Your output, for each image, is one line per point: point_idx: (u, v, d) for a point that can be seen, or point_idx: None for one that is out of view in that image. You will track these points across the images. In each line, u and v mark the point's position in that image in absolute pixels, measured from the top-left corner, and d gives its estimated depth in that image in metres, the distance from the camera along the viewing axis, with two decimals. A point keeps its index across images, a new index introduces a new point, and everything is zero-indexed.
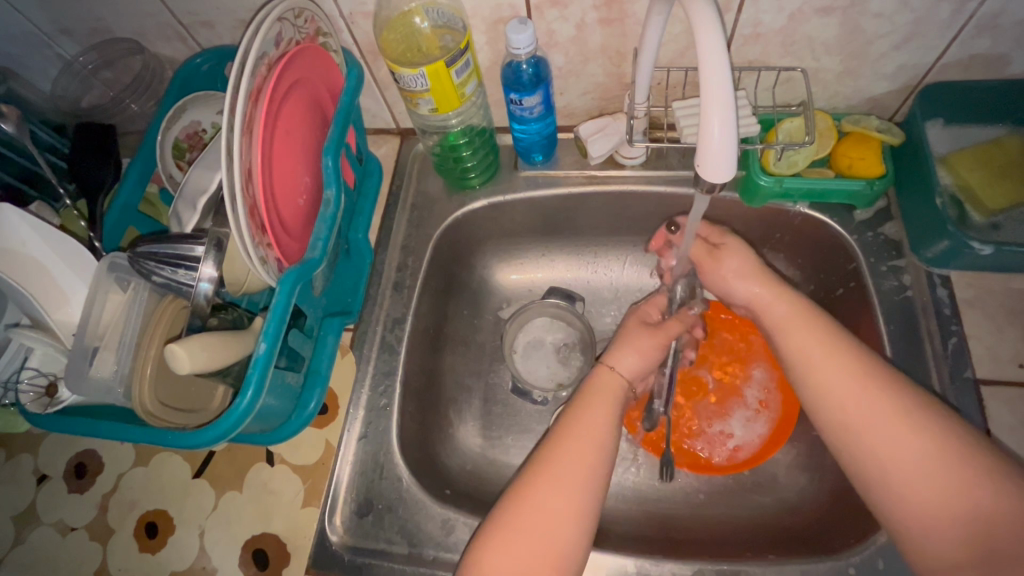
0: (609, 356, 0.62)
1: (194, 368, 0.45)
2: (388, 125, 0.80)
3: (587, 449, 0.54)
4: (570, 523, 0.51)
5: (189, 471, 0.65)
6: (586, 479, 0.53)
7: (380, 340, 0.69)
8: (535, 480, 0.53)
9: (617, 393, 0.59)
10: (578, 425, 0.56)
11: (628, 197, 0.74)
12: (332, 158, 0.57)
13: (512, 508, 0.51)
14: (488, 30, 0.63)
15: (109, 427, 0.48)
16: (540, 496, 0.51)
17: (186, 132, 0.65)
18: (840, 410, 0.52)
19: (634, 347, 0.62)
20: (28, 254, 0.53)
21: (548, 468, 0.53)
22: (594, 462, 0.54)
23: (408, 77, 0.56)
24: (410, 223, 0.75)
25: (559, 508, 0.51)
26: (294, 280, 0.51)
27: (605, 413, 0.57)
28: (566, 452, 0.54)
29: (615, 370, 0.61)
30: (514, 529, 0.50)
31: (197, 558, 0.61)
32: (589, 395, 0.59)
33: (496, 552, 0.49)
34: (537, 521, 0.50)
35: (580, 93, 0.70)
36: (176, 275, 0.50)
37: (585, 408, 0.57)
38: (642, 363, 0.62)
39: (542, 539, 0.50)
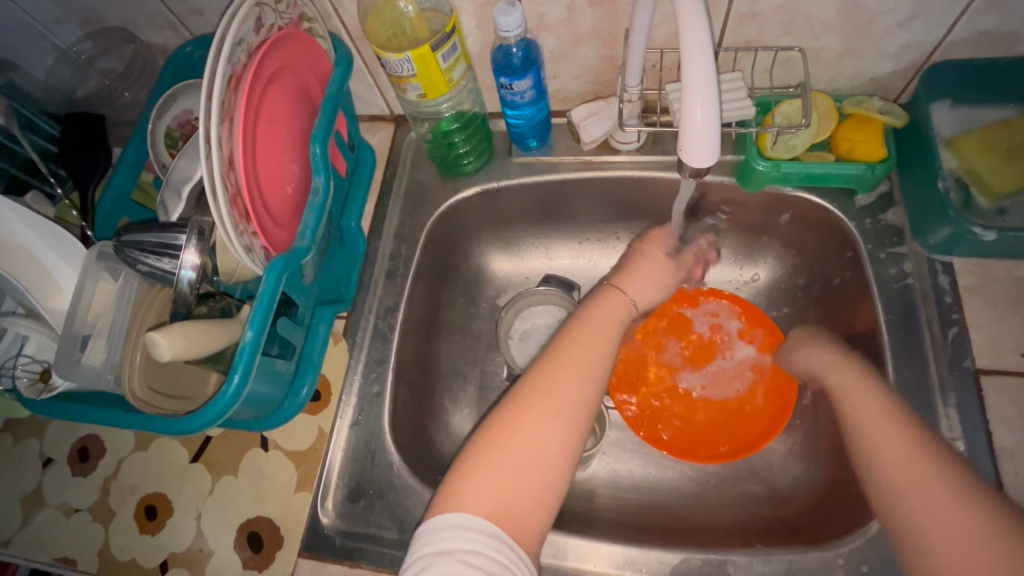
0: (619, 279, 0.62)
1: (176, 355, 0.46)
2: (381, 112, 0.79)
3: (584, 373, 0.53)
4: (556, 452, 0.49)
5: (187, 455, 0.66)
6: (582, 405, 0.52)
7: (373, 328, 0.69)
8: (528, 405, 0.51)
9: (621, 319, 0.59)
10: (577, 351, 0.55)
11: (623, 182, 0.73)
12: (320, 146, 0.56)
13: (501, 435, 0.49)
14: (478, 14, 0.61)
15: (101, 414, 0.49)
16: (528, 422, 0.50)
17: (179, 121, 0.65)
18: (889, 468, 0.48)
19: (645, 270, 0.63)
20: (20, 245, 0.53)
21: (537, 393, 0.52)
22: (591, 385, 0.53)
23: (394, 62, 0.55)
24: (404, 211, 0.75)
25: (547, 434, 0.49)
26: (282, 268, 0.52)
27: (603, 339, 0.56)
28: (559, 375, 0.53)
29: (628, 297, 0.61)
30: (495, 457, 0.48)
31: (194, 540, 0.62)
32: (594, 316, 0.58)
33: (480, 479, 0.47)
34: (520, 448, 0.49)
35: (574, 76, 0.69)
36: (160, 263, 0.50)
37: (588, 331, 0.56)
38: (654, 293, 0.63)
39: (527, 468, 0.48)
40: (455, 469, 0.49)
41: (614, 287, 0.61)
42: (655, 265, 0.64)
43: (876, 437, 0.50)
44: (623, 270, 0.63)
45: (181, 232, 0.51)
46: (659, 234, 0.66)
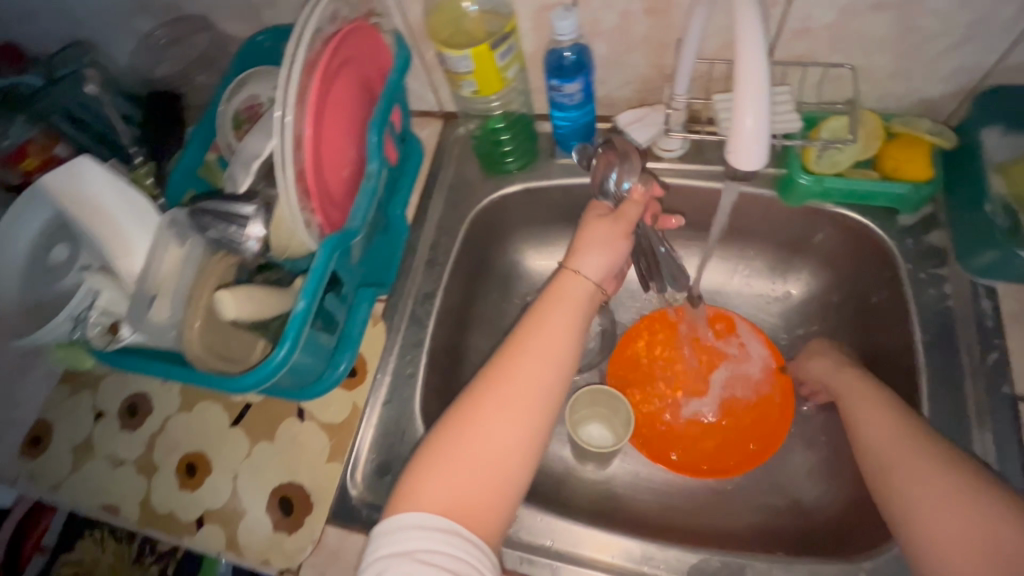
0: (572, 260, 0.60)
1: (238, 313, 0.53)
2: (431, 108, 0.83)
3: (536, 365, 0.53)
4: (512, 444, 0.50)
5: (227, 419, 0.69)
6: (536, 396, 0.52)
7: (410, 313, 0.72)
8: (481, 401, 0.51)
9: (581, 301, 0.58)
10: (530, 343, 0.54)
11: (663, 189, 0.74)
12: (377, 135, 0.59)
13: (454, 432, 0.50)
14: (535, 17, 0.62)
15: (161, 366, 0.53)
16: (482, 418, 0.50)
17: (245, 104, 0.68)
18: (877, 446, 0.53)
19: (602, 239, 0.60)
20: (103, 209, 0.57)
21: (490, 388, 0.52)
22: (552, 375, 0.53)
23: (453, 59, 0.58)
24: (446, 204, 0.78)
25: (499, 428, 0.50)
26: (334, 247, 0.55)
27: (558, 329, 0.56)
28: (514, 367, 0.53)
29: (581, 276, 0.59)
30: (449, 454, 0.49)
31: (229, 498, 0.65)
32: (551, 301, 0.57)
33: (432, 478, 0.48)
34: (474, 444, 0.49)
35: (621, 83, 0.70)
36: (228, 231, 0.54)
37: (543, 321, 0.56)
38: (609, 266, 0.60)
39: (480, 464, 0.49)
40: (412, 467, 0.50)
41: (567, 268, 0.60)
42: (610, 237, 0.60)
43: (867, 423, 0.55)
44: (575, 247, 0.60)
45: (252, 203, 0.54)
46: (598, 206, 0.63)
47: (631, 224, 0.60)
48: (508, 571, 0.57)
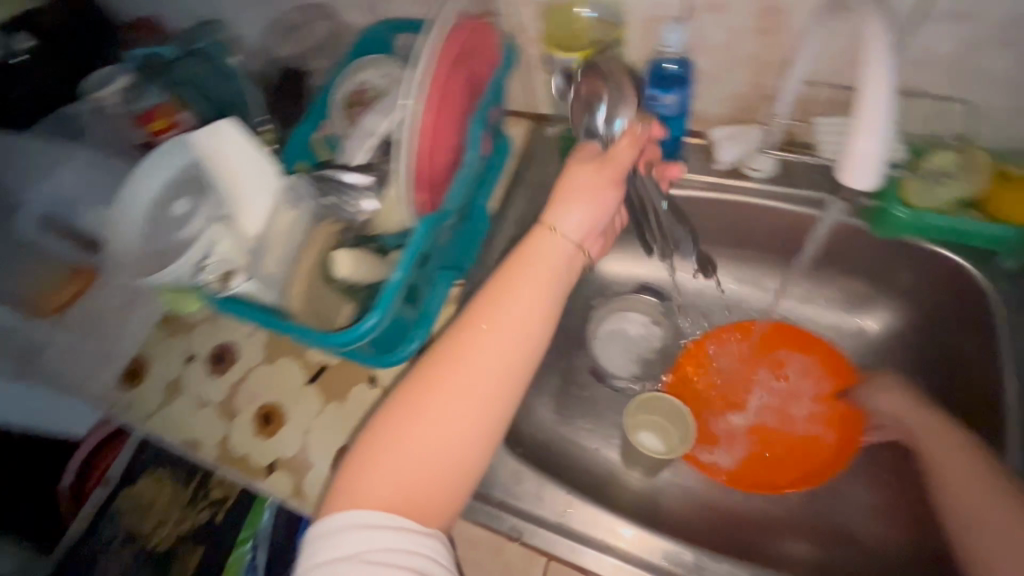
0: (549, 217, 0.55)
1: (346, 273, 0.60)
2: (523, 108, 0.85)
3: (490, 342, 0.49)
4: (465, 428, 0.47)
5: (304, 377, 0.74)
6: (495, 376, 0.48)
7: (483, 299, 0.74)
8: (429, 384, 0.48)
9: (553, 262, 0.53)
10: (486, 316, 0.50)
11: (747, 209, 0.73)
12: (479, 127, 0.64)
13: (399, 421, 0.47)
14: (642, 28, 0.64)
15: (266, 316, 0.59)
16: (429, 403, 0.47)
17: (355, 88, 0.73)
18: (947, 480, 0.55)
19: (598, 194, 0.55)
20: (231, 171, 0.60)
21: (439, 371, 0.48)
22: (515, 351, 0.50)
23: (560, 60, 0.61)
24: (528, 201, 0.81)
25: (450, 414, 0.47)
26: (431, 225, 0.60)
27: (521, 298, 0.51)
28: (468, 348, 0.49)
29: (558, 234, 0.54)
30: (393, 442, 0.46)
31: (299, 451, 0.69)
32: (517, 266, 0.53)
33: (374, 471, 0.45)
34: (421, 433, 0.46)
35: (718, 99, 0.71)
36: (343, 199, 0.59)
37: (503, 290, 0.51)
38: (590, 223, 0.55)
39: (427, 454, 0.46)
40: (354, 454, 0.47)
41: (541, 225, 0.55)
42: (585, 189, 0.55)
43: (940, 456, 0.57)
44: (551, 199, 0.55)
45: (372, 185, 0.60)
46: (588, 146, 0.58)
47: (619, 170, 0.55)
48: (558, 559, 0.58)
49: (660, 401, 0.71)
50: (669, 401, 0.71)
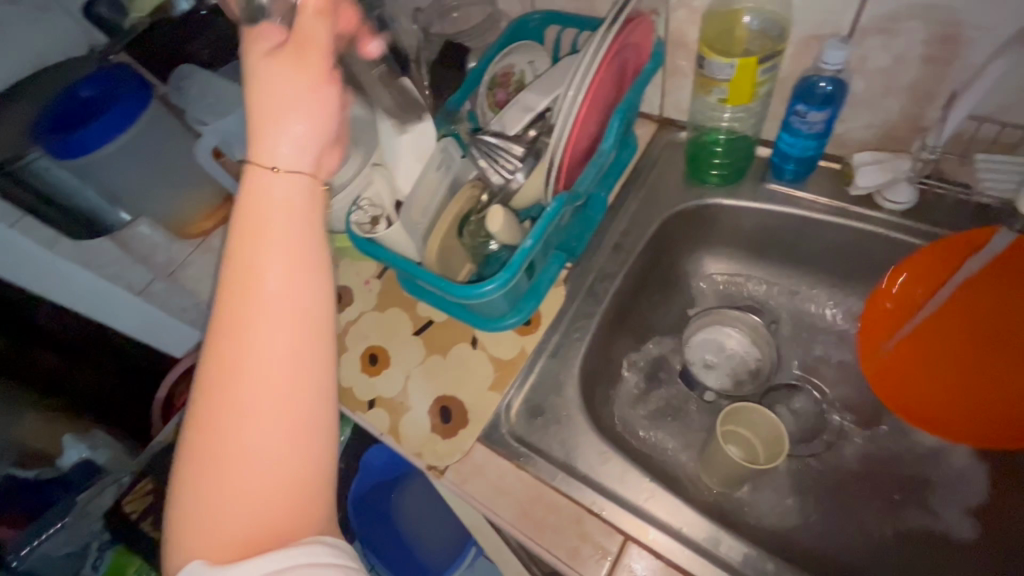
0: (257, 151, 0.45)
1: (493, 227, 0.61)
2: (650, 111, 0.87)
3: (264, 351, 0.41)
4: (272, 458, 0.41)
5: (411, 328, 0.79)
6: (288, 388, 0.41)
7: (589, 285, 0.77)
8: (221, 417, 0.40)
9: (293, 208, 0.45)
10: (246, 317, 0.41)
11: (868, 238, 0.75)
12: (618, 123, 0.66)
13: (203, 468, 0.40)
14: (801, 44, 0.65)
15: (403, 261, 0.63)
16: (232, 440, 0.40)
17: (502, 71, 0.79)
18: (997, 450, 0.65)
19: (288, 112, 0.46)
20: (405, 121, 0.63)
21: (222, 397, 0.40)
22: (297, 331, 0.42)
23: (717, 65, 0.63)
24: (643, 199, 0.83)
25: (265, 444, 0.40)
26: (563, 203, 0.64)
27: (282, 284, 0.42)
28: (247, 363, 0.41)
29: (275, 173, 0.44)
30: (211, 474, 0.40)
31: (399, 393, 0.73)
32: (250, 222, 0.43)
33: (200, 525, 0.40)
34: (235, 476, 0.40)
35: (863, 125, 0.70)
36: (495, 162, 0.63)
37: (273, 275, 0.42)
38: (301, 148, 0.46)
39: (245, 496, 0.40)
40: (177, 505, 0.41)
41: (257, 163, 0.45)
42: (292, 97, 0.46)
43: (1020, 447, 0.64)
44: (257, 134, 0.45)
45: (519, 145, 0.63)
46: (257, 48, 0.46)
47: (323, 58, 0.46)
48: (632, 539, 0.60)
49: (749, 411, 0.69)
50: (755, 410, 0.68)
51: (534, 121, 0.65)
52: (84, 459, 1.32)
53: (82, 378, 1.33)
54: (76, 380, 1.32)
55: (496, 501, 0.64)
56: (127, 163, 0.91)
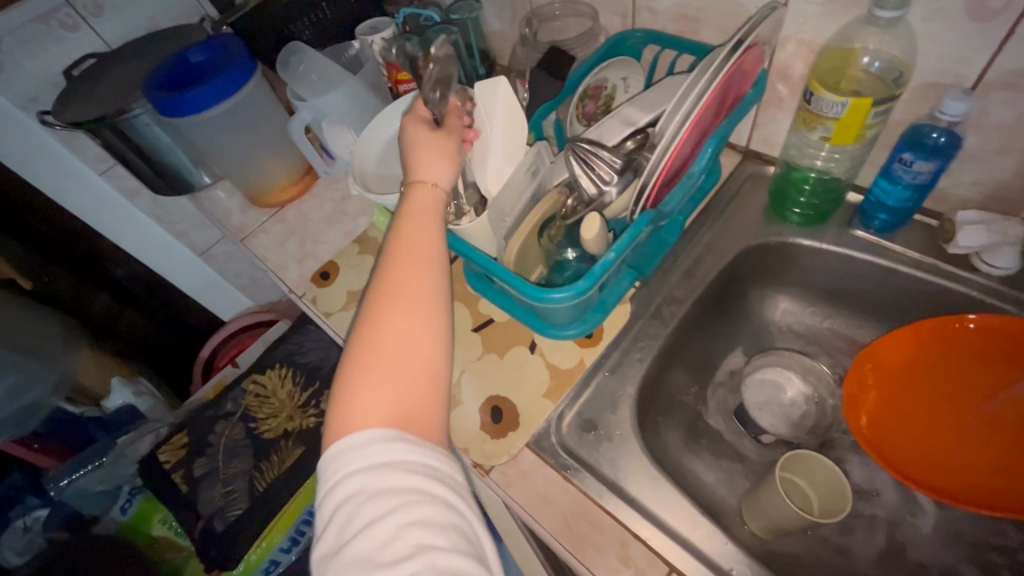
0: (414, 166, 0.59)
1: (584, 233, 0.61)
2: (738, 141, 0.86)
3: (422, 279, 0.52)
4: (422, 356, 0.49)
5: (470, 324, 0.79)
6: (434, 307, 0.51)
7: (656, 307, 0.76)
8: (383, 323, 0.49)
9: (439, 209, 0.58)
10: (410, 260, 0.53)
11: (958, 301, 0.71)
12: (713, 149, 0.66)
13: (364, 363, 0.48)
14: (916, 92, 0.63)
15: (484, 257, 0.63)
16: (392, 336, 0.49)
17: (595, 84, 0.80)
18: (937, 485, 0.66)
19: (433, 152, 0.59)
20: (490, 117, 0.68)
21: (386, 307, 0.50)
22: (439, 280, 0.53)
23: (828, 102, 0.61)
24: (719, 229, 0.82)
25: (415, 344, 0.49)
26: (646, 223, 0.62)
27: (434, 240, 0.54)
28: (406, 287, 0.51)
29: (435, 185, 0.58)
30: (365, 376, 0.47)
31: (452, 386, 0.74)
32: (410, 212, 0.56)
33: (360, 409, 0.46)
34: (391, 366, 0.48)
35: (970, 181, 0.67)
36: (591, 172, 0.63)
37: (426, 234, 0.54)
38: (451, 171, 0.59)
39: (397, 382, 0.47)
40: (336, 402, 0.47)
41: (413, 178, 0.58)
42: (439, 137, 0.60)
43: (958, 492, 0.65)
44: (416, 161, 0.58)
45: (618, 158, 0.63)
46: (417, 116, 0.62)
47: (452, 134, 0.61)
48: (675, 571, 0.58)
49: (805, 458, 0.65)
50: (811, 457, 0.65)
51: (636, 137, 0.66)
52: (128, 403, 1.36)
53: (129, 321, 1.47)
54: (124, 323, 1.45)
55: (539, 509, 0.64)
56: (222, 129, 0.95)
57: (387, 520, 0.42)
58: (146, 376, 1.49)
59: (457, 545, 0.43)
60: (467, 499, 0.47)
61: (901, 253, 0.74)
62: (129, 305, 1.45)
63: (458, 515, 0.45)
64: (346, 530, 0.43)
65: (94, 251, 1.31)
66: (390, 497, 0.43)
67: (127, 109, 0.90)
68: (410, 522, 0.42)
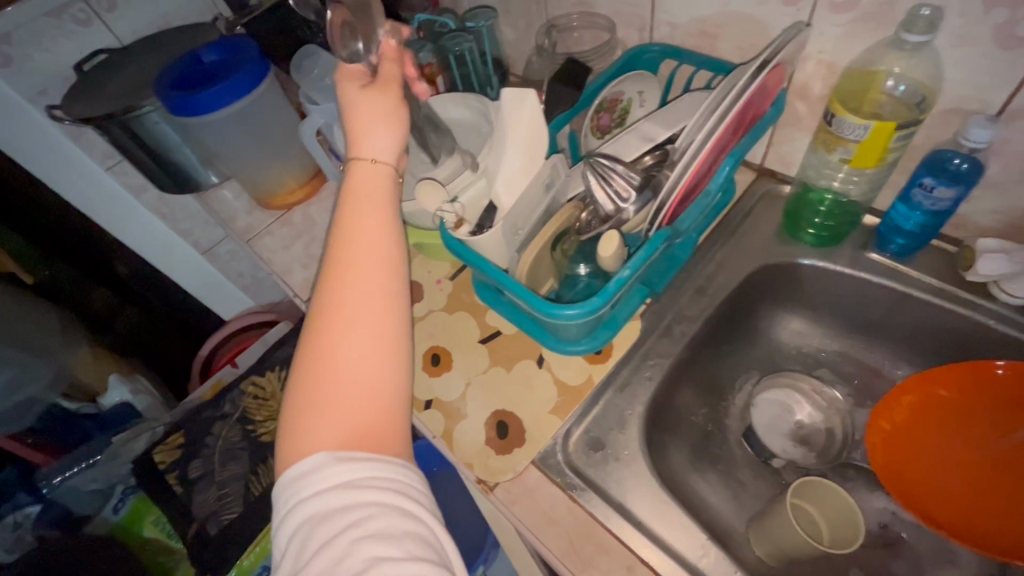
0: (355, 154, 0.55)
1: (601, 252, 0.60)
2: (753, 159, 0.85)
3: (367, 274, 0.48)
4: (370, 357, 0.46)
5: (477, 335, 0.78)
6: (380, 303, 0.48)
7: (666, 324, 0.75)
8: (326, 326, 0.46)
9: (385, 191, 0.54)
10: (352, 254, 0.49)
11: (974, 331, 0.69)
12: (730, 167, 0.66)
13: (310, 370, 0.45)
14: (939, 117, 0.62)
15: (495, 269, 0.62)
16: (336, 339, 0.46)
17: (612, 96, 0.78)
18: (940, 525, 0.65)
19: (372, 120, 0.54)
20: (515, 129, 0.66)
21: (329, 309, 0.47)
22: (385, 273, 0.49)
23: (849, 124, 0.61)
24: (732, 247, 0.81)
25: (363, 345, 0.46)
26: (661, 241, 0.60)
27: (378, 228, 0.50)
28: (348, 285, 0.48)
29: (376, 164, 0.54)
30: (312, 383, 0.45)
31: (457, 399, 0.72)
32: (354, 202, 0.52)
33: (312, 420, 0.44)
34: (338, 370, 0.45)
35: (990, 209, 0.66)
36: (608, 188, 0.62)
37: (369, 223, 0.50)
38: (393, 136, 0.55)
39: (346, 387, 0.45)
40: (289, 416, 0.45)
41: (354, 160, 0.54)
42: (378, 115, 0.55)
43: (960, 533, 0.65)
44: (355, 132, 0.54)
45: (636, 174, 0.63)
46: (348, 70, 0.57)
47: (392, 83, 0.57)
48: None
49: (816, 484, 0.64)
50: (822, 483, 0.64)
51: (656, 154, 0.66)
52: (124, 401, 1.35)
53: (126, 317, 1.45)
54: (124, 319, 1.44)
55: (543, 530, 0.62)
56: (232, 129, 0.94)
57: (342, 537, 0.40)
58: (144, 373, 1.48)
59: (415, 552, 0.40)
60: (427, 502, 0.45)
61: (920, 279, 0.72)
62: (128, 301, 1.44)
63: (416, 519, 0.43)
64: (301, 550, 0.41)
65: (97, 246, 1.30)
66: (341, 513, 0.41)
67: (138, 107, 0.89)
68: (363, 534, 0.40)
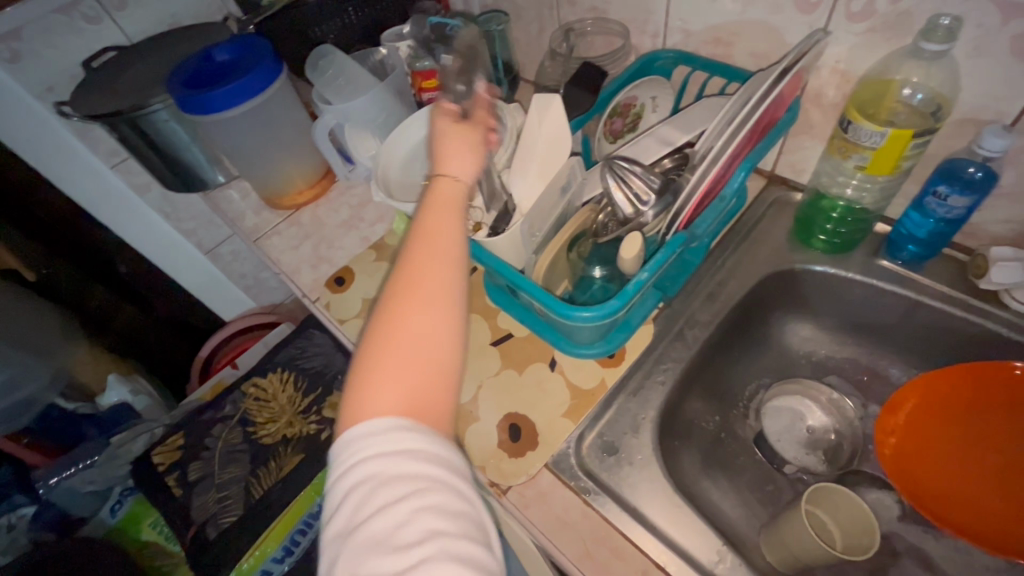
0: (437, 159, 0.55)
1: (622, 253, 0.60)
2: (764, 166, 0.86)
3: (441, 267, 0.48)
4: (438, 350, 0.45)
5: (489, 338, 0.78)
6: (452, 297, 0.47)
7: (678, 329, 0.75)
8: (398, 313, 0.45)
9: (459, 202, 0.53)
10: (429, 247, 0.49)
11: (986, 339, 0.70)
12: (743, 175, 0.66)
13: (378, 351, 0.44)
14: (955, 126, 0.62)
15: (511, 271, 0.61)
16: (405, 325, 0.45)
17: (625, 101, 0.79)
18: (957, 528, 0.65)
19: (457, 146, 0.56)
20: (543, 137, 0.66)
21: (402, 296, 0.46)
22: (458, 271, 0.49)
23: (866, 131, 0.61)
24: (743, 253, 0.81)
25: (433, 336, 0.45)
26: (678, 245, 0.60)
27: (454, 228, 0.50)
28: (423, 274, 0.47)
29: (456, 179, 0.54)
30: (380, 363, 0.44)
31: (469, 401, 0.72)
32: (432, 202, 0.52)
33: (372, 398, 0.42)
34: (405, 355, 0.44)
35: (1003, 218, 0.66)
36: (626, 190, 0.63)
37: (446, 221, 0.50)
38: (475, 161, 0.56)
39: (410, 373, 0.43)
40: (348, 390, 0.44)
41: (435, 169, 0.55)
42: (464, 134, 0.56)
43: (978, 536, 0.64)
44: (440, 152, 0.55)
45: (655, 178, 0.63)
46: (443, 108, 0.59)
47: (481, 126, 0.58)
48: None
49: (830, 491, 0.64)
50: (835, 490, 0.64)
51: (674, 157, 0.67)
52: (123, 401, 1.33)
53: (126, 317, 1.44)
54: (124, 318, 1.42)
55: (558, 534, 0.61)
56: (242, 129, 0.94)
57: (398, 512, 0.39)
58: (143, 374, 1.46)
59: (464, 539, 0.39)
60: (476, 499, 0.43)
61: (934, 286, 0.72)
62: (127, 300, 1.42)
63: (466, 508, 0.41)
64: (356, 515, 0.40)
65: (98, 244, 1.28)
66: (399, 489, 0.40)
67: (147, 105, 0.89)
68: (418, 514, 0.39)
